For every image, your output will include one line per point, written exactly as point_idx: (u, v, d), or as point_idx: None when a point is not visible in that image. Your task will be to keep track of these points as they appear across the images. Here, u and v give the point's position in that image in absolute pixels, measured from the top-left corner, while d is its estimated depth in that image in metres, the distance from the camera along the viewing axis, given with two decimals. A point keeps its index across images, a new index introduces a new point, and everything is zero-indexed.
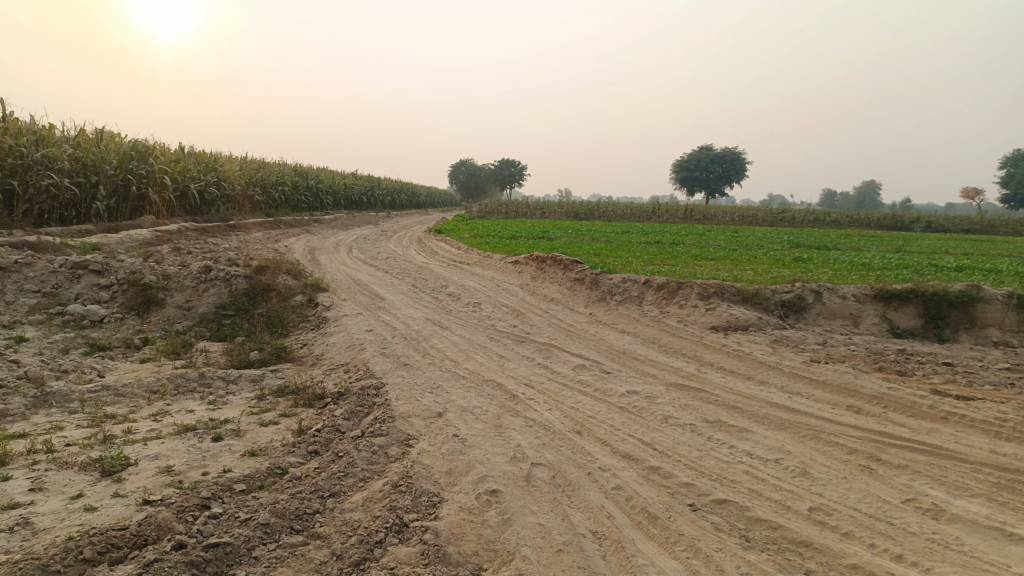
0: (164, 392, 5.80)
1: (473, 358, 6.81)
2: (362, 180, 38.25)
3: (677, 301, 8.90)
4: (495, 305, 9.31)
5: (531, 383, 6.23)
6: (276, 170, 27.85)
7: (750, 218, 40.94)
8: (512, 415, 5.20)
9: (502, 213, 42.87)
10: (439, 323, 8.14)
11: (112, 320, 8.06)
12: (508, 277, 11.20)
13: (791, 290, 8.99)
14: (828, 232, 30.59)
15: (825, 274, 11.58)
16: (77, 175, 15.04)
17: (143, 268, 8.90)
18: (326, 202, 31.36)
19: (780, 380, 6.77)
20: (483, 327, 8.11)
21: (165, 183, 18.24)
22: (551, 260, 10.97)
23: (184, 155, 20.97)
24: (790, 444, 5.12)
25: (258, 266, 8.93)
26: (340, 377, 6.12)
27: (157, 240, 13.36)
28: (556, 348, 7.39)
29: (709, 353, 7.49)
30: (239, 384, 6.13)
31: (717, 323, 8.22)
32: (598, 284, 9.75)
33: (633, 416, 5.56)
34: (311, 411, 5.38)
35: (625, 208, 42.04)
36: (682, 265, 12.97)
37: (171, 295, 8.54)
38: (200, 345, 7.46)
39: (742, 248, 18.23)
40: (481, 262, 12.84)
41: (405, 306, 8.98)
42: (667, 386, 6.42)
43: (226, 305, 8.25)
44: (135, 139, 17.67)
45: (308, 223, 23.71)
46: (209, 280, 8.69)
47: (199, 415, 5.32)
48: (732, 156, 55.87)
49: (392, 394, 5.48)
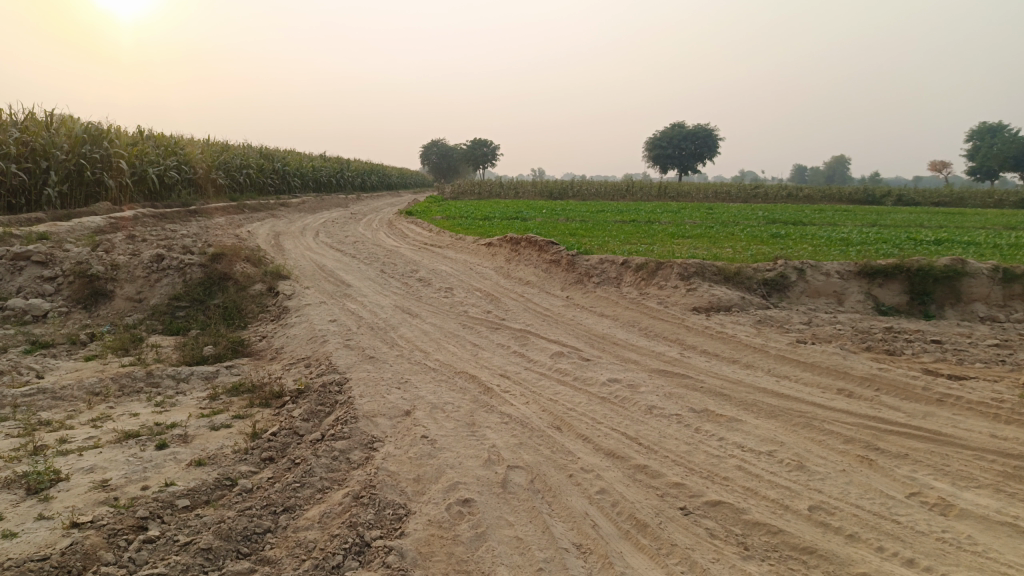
0: (107, 394, 5.31)
1: (445, 348, 6.40)
2: (330, 162, 37.42)
3: (657, 282, 8.56)
4: (468, 290, 8.90)
5: (506, 373, 5.85)
6: (240, 153, 27.04)
7: (724, 194, 40.81)
8: (486, 410, 4.82)
9: (475, 193, 42.31)
10: (408, 310, 7.71)
11: (57, 315, 7.52)
12: (481, 260, 10.78)
13: (773, 268, 8.68)
14: (802, 208, 30.54)
15: (806, 251, 11.32)
16: (25, 160, 14.32)
17: (90, 257, 8.34)
18: (293, 185, 30.60)
19: (768, 364, 6.46)
20: (455, 314, 7.70)
21: (122, 168, 17.51)
22: (525, 241, 10.57)
23: (142, 138, 20.17)
24: (783, 435, 4.80)
25: (214, 254, 8.41)
26: (301, 373, 5.68)
27: (112, 227, 12.73)
28: (532, 334, 7.01)
29: (692, 336, 7.17)
30: (191, 383, 5.66)
31: (698, 305, 7.89)
32: (575, 265, 9.37)
33: (616, 407, 5.21)
34: (267, 412, 4.95)
35: (599, 187, 41.71)
36: (660, 244, 12.62)
37: (121, 287, 8.00)
38: (151, 340, 6.95)
39: (720, 225, 17.92)
40: (452, 245, 12.40)
41: (373, 293, 8.53)
42: (650, 373, 6.07)
43: (180, 296, 7.73)
44: (88, 122, 16.90)
45: (275, 207, 23.03)
46: (162, 270, 8.16)
47: (144, 420, 4.86)
48: (704, 132, 55.69)
49: (356, 391, 5.07)
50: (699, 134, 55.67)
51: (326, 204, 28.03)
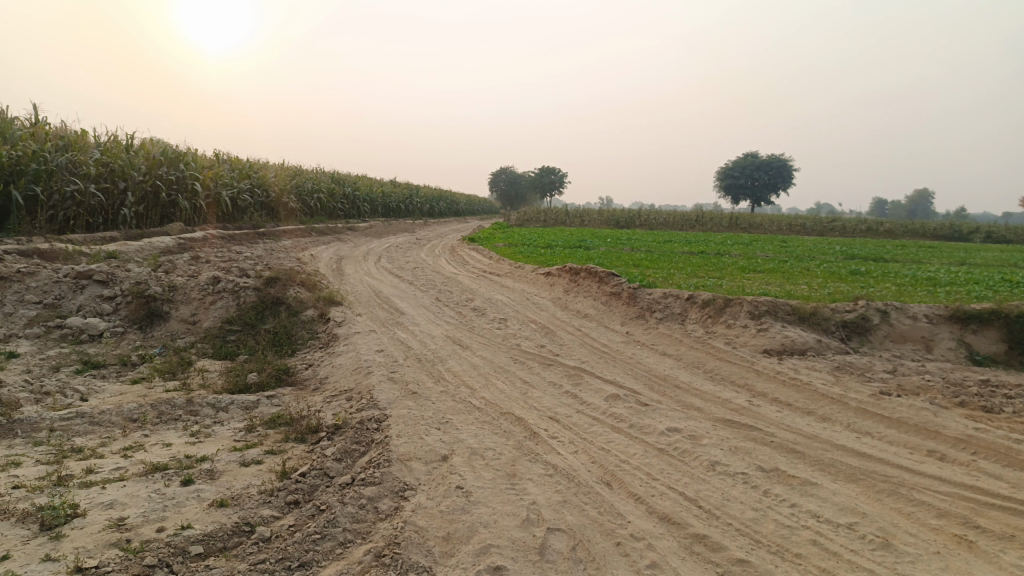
0: (144, 422, 5.17)
1: (493, 385, 6.06)
2: (399, 187, 37.94)
3: (724, 320, 8.02)
4: (524, 322, 8.56)
5: (556, 416, 5.46)
6: (312, 177, 27.65)
7: (799, 227, 39.39)
8: (530, 458, 4.44)
9: (541, 220, 42.17)
10: (459, 342, 7.41)
11: (113, 334, 7.55)
12: (539, 290, 10.44)
13: (853, 309, 8.03)
14: (883, 242, 29.13)
15: (889, 290, 10.54)
16: (104, 180, 14.85)
17: (149, 278, 8.39)
18: (363, 209, 31.10)
19: (846, 418, 5.87)
20: (507, 347, 7.37)
21: (195, 190, 18.01)
22: (586, 272, 10.18)
23: (218, 161, 20.77)
24: (865, 504, 4.24)
25: (269, 277, 8.33)
26: (341, 406, 5.43)
27: (180, 247, 12.98)
28: (587, 373, 6.60)
29: (762, 381, 6.62)
30: (230, 412, 5.47)
31: (769, 347, 7.33)
32: (636, 299, 8.92)
33: (674, 461, 4.74)
34: (300, 449, 4.69)
35: (667, 216, 40.96)
36: (729, 278, 12.00)
37: (176, 308, 8.00)
38: (199, 364, 6.86)
39: (794, 259, 17.07)
40: (511, 273, 12.11)
41: (425, 322, 8.29)
42: (714, 422, 5.58)
43: (232, 319, 7.65)
44: (166, 145, 17.49)
45: (342, 230, 23.33)
46: (217, 292, 8.13)
47: (176, 452, 4.66)
48: (779, 162, 54.17)
49: (393, 429, 4.77)
50: (774, 164, 54.15)
51: (392, 229, 28.28)
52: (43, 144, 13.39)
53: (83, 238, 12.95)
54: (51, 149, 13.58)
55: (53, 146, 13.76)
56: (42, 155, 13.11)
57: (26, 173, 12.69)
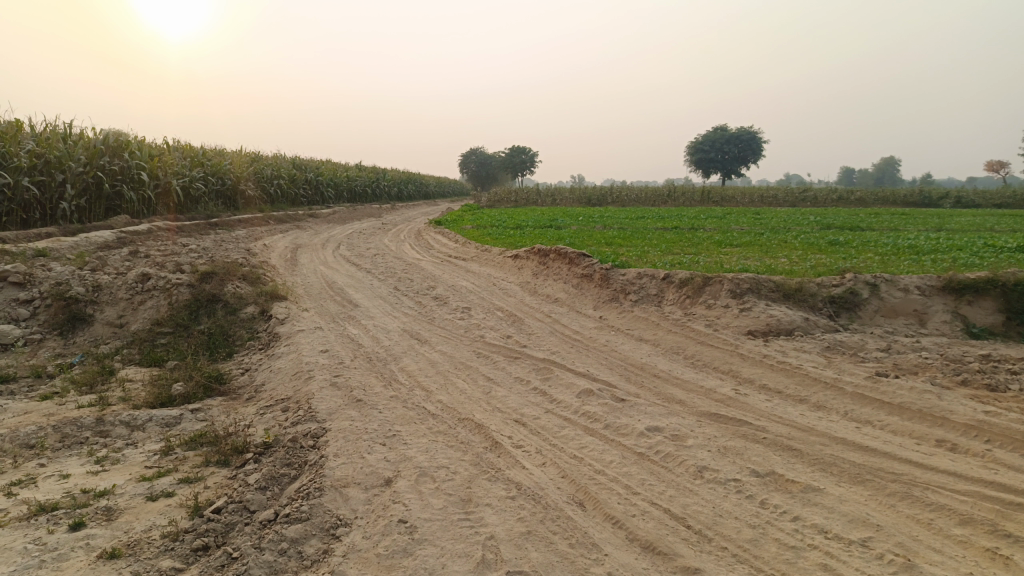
0: (41, 448, 4.43)
1: (452, 386, 5.40)
2: (365, 172, 36.92)
3: (704, 300, 7.42)
4: (488, 310, 7.89)
5: (523, 419, 4.81)
6: (272, 163, 26.59)
7: (770, 199, 39.17)
8: (488, 476, 3.79)
9: (512, 201, 41.41)
10: (416, 337, 6.73)
11: (28, 343, 6.75)
12: (506, 274, 9.77)
13: (841, 283, 7.47)
14: (856, 211, 28.84)
15: (873, 260, 10.03)
16: (38, 173, 13.85)
17: (72, 277, 7.57)
18: (327, 194, 30.10)
19: (844, 405, 5.30)
20: (470, 340, 6.70)
21: (143, 180, 17.01)
22: (555, 253, 9.53)
23: (167, 149, 19.72)
24: (877, 513, 3.66)
25: (205, 272, 7.54)
26: (275, 420, 4.74)
27: (121, 242, 12.09)
28: (557, 366, 5.96)
29: (749, 368, 6.04)
30: (146, 432, 4.75)
31: (754, 328, 6.75)
32: (609, 280, 8.28)
33: (657, 468, 4.13)
34: (221, 477, 4.00)
35: (639, 192, 40.47)
36: (705, 254, 11.43)
37: (101, 310, 7.20)
38: (123, 374, 6.10)
39: (770, 232, 16.57)
40: (477, 257, 11.43)
41: (380, 315, 7.59)
42: (699, 418, 4.98)
43: (163, 321, 6.89)
44: (108, 133, 16.45)
45: (303, 218, 22.42)
46: (147, 291, 7.34)
47: (72, 486, 3.94)
48: (748, 135, 53.94)
49: (331, 447, 4.09)
50: (742, 137, 54.01)
51: (357, 215, 27.40)
52: None
53: (15, 236, 12.01)
54: None
55: None
56: None
57: None
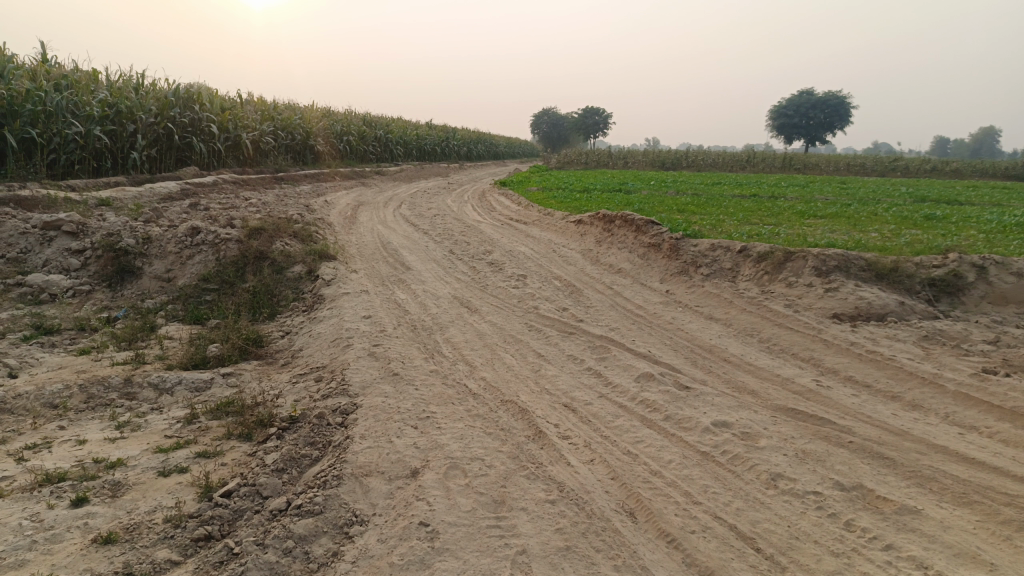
0: (64, 409, 4.21)
1: (498, 362, 4.96)
2: (435, 130, 36.58)
3: (784, 277, 6.74)
4: (546, 278, 7.40)
5: (573, 405, 4.34)
6: (342, 119, 26.50)
7: (857, 168, 36.95)
8: (528, 473, 3.34)
9: (582, 163, 40.50)
10: (467, 305, 6.31)
11: (77, 294, 6.65)
12: (568, 241, 9.24)
13: (943, 264, 6.65)
14: (952, 183, 26.82)
15: (976, 239, 9.05)
16: (110, 122, 13.96)
17: (124, 228, 7.44)
18: (396, 151, 29.93)
19: (944, 407, 4.62)
20: (523, 311, 6.25)
21: (212, 132, 17.06)
22: (621, 220, 8.91)
23: (239, 102, 19.74)
24: (990, 547, 3.05)
25: (254, 228, 7.28)
26: (306, 390, 4.41)
27: (185, 194, 12.08)
28: (616, 346, 5.45)
29: (833, 359, 5.38)
30: (174, 396, 4.50)
31: (840, 312, 6.04)
32: (679, 251, 7.65)
33: (722, 472, 3.60)
34: (240, 453, 3.68)
35: (715, 158, 38.90)
36: (785, 225, 10.59)
37: (150, 264, 7.04)
38: (164, 331, 5.91)
39: (856, 202, 15.38)
40: (540, 221, 10.91)
41: (432, 279, 7.20)
42: (774, 415, 4.40)
43: (209, 277, 6.67)
44: (179, 85, 16.51)
45: (369, 175, 22.27)
46: (195, 245, 7.13)
47: (85, 454, 3.69)
48: (835, 99, 50.94)
49: (358, 428, 3.72)
50: (830, 101, 51.03)
51: (424, 173, 27.13)
52: (39, 84, 12.47)
53: (85, 185, 12.11)
54: (50, 88, 12.66)
55: (51, 85, 12.83)
56: (39, 94, 12.20)
57: (21, 115, 11.76)
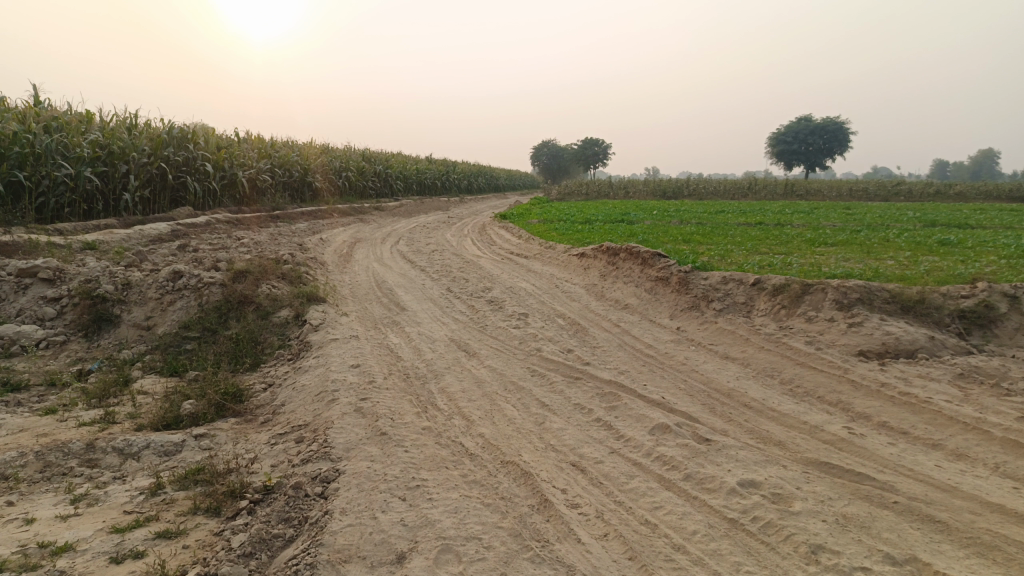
0: (15, 481, 3.76)
1: (499, 415, 4.53)
2: (435, 164, 36.52)
3: (802, 312, 6.32)
4: (549, 317, 6.99)
5: (582, 465, 3.90)
6: (341, 155, 26.37)
7: (861, 193, 36.64)
8: (531, 554, 2.90)
9: (582, 194, 40.39)
10: (465, 349, 5.89)
11: (50, 345, 6.25)
12: (572, 275, 8.85)
13: (972, 295, 6.23)
14: (957, 207, 26.45)
15: (997, 265, 8.63)
16: (101, 163, 13.70)
17: (104, 274, 7.07)
18: (395, 186, 29.77)
19: (993, 456, 4.16)
20: (525, 354, 5.83)
21: (207, 171, 16.82)
22: (626, 252, 8.51)
23: (235, 140, 19.56)
24: None
25: (239, 271, 6.89)
26: (285, 454, 3.99)
27: (176, 235, 11.76)
28: (626, 392, 5.01)
29: (863, 403, 4.94)
30: (140, 463, 4.06)
31: (866, 349, 5.61)
32: (689, 284, 7.25)
33: (753, 544, 3.15)
34: (206, 533, 3.23)
35: (716, 186, 38.74)
36: (796, 255, 10.18)
37: (129, 311, 6.65)
38: (139, 385, 5.49)
39: (866, 229, 14.98)
40: (542, 255, 10.54)
41: (428, 320, 6.79)
42: (805, 472, 3.95)
43: (190, 325, 6.27)
44: (173, 125, 16.31)
45: (368, 210, 22.02)
46: (177, 290, 6.75)
47: (29, 537, 3.21)
48: (834, 126, 50.89)
49: (339, 501, 3.29)
50: (829, 128, 50.98)
51: (424, 208, 26.89)
52: (28, 126, 12.23)
53: (73, 228, 11.80)
54: (40, 131, 12.41)
55: (40, 127, 12.59)
56: (27, 137, 11.94)
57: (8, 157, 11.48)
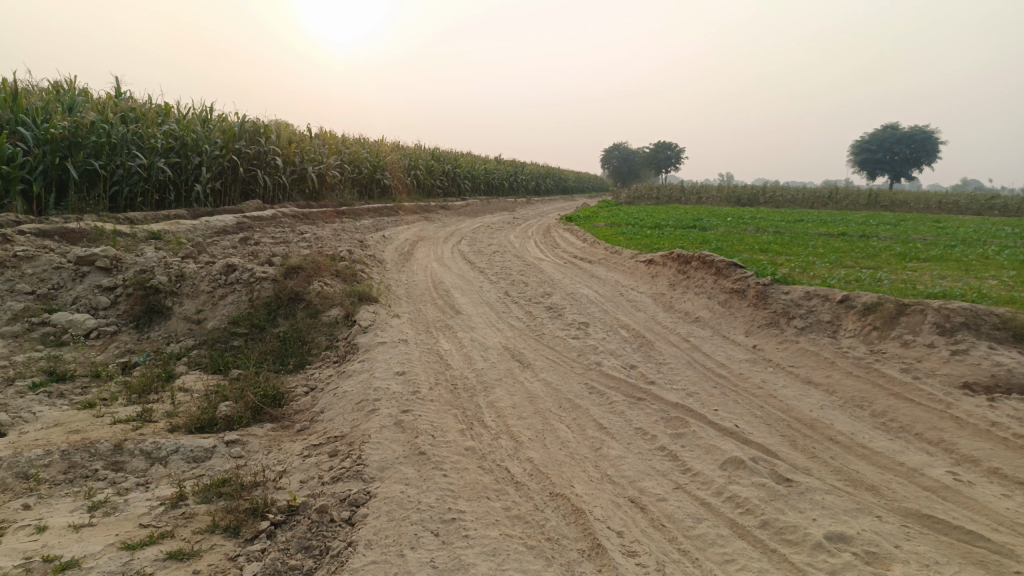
0: (35, 483, 3.55)
1: (551, 437, 4.11)
2: (504, 164, 36.31)
3: (897, 335, 5.67)
4: (612, 328, 6.53)
5: (641, 502, 3.44)
6: (411, 153, 26.39)
7: (951, 205, 34.54)
8: None
9: (653, 198, 39.49)
10: (519, 360, 5.49)
11: (101, 335, 6.16)
12: (639, 283, 8.35)
13: None
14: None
15: None
16: (174, 154, 13.90)
17: (159, 265, 6.97)
18: (464, 186, 29.66)
19: None
20: (584, 367, 5.40)
21: (277, 165, 16.96)
22: (698, 260, 7.95)
23: (307, 135, 19.72)
24: None
25: (292, 266, 6.66)
26: (316, 469, 3.67)
27: (241, 227, 11.77)
28: (694, 419, 4.51)
29: (970, 445, 4.30)
30: (166, 470, 3.81)
31: (972, 380, 4.94)
32: (767, 299, 6.66)
33: None
34: (219, 556, 2.91)
35: (794, 194, 37.23)
36: (885, 270, 9.39)
37: (181, 304, 6.51)
38: (181, 381, 5.30)
39: (961, 244, 13.85)
40: (608, 260, 10.05)
41: (483, 326, 6.43)
42: (905, 527, 3.37)
43: (238, 320, 6.06)
44: (246, 119, 16.50)
45: (435, 209, 21.91)
46: (229, 283, 6.57)
47: (35, 548, 2.95)
48: (922, 134, 48.31)
49: (365, 531, 2.93)
50: (915, 137, 48.41)
51: (490, 208, 26.65)
52: (106, 117, 12.48)
53: (143, 218, 11.94)
54: (117, 121, 12.63)
55: (117, 118, 12.84)
56: (104, 127, 12.16)
57: (85, 146, 11.68)
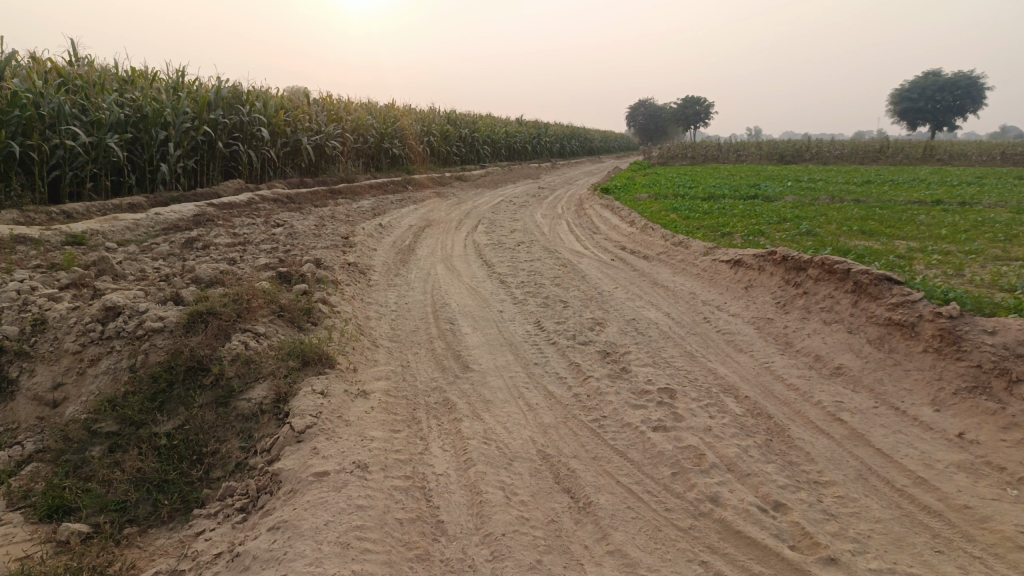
0: None
1: None
2: (527, 126, 33.52)
3: None
4: (713, 396, 4.08)
5: None
6: (424, 115, 23.79)
7: (1016, 156, 30.98)
8: None
9: (687, 157, 36.67)
10: (569, 494, 3.06)
11: None
12: (727, 298, 5.86)
13: None
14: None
15: None
16: (132, 128, 11.50)
17: (14, 305, 4.54)
18: (483, 151, 27.06)
19: None
20: (691, 511, 2.95)
21: (262, 136, 14.52)
22: (819, 268, 5.45)
23: (303, 100, 17.23)
24: None
25: (203, 308, 4.20)
26: None
27: (203, 217, 9.39)
28: None
29: None
30: None
31: None
32: (959, 342, 4.16)
33: None
34: None
35: (842, 149, 34.04)
36: None
37: (33, 375, 4.12)
38: None
39: None
40: (672, 256, 7.55)
41: (508, 397, 4.02)
42: None
43: (101, 412, 3.65)
44: (225, 85, 14.02)
45: (449, 181, 19.42)
46: (106, 340, 4.15)
47: None
48: (968, 79, 44.31)
49: None
50: (960, 82, 44.49)
51: (512, 177, 24.06)
52: (37, 84, 10.04)
53: (84, 211, 9.62)
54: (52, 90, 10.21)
55: (54, 86, 10.41)
56: (31, 96, 9.73)
57: (6, 123, 9.28)
